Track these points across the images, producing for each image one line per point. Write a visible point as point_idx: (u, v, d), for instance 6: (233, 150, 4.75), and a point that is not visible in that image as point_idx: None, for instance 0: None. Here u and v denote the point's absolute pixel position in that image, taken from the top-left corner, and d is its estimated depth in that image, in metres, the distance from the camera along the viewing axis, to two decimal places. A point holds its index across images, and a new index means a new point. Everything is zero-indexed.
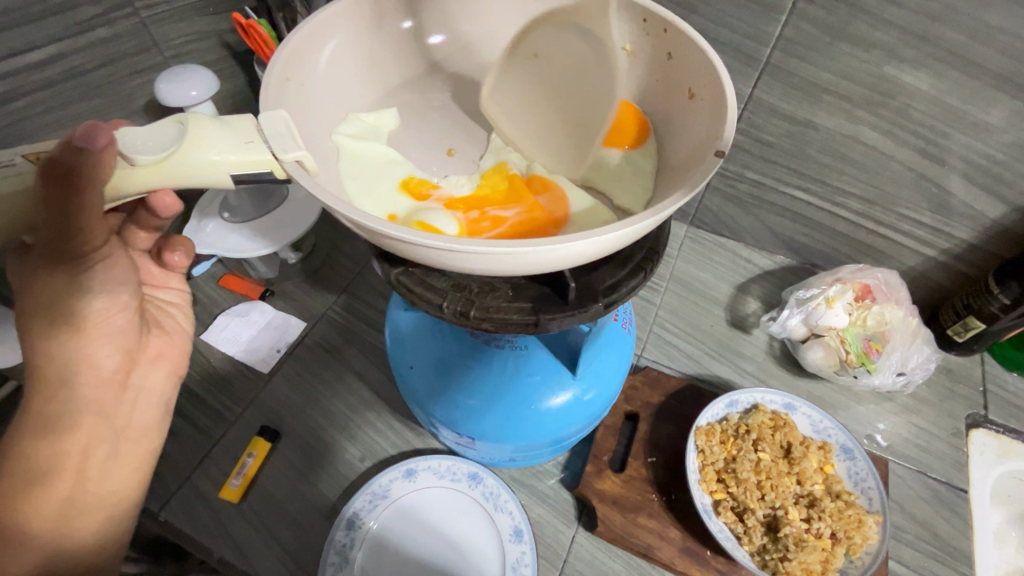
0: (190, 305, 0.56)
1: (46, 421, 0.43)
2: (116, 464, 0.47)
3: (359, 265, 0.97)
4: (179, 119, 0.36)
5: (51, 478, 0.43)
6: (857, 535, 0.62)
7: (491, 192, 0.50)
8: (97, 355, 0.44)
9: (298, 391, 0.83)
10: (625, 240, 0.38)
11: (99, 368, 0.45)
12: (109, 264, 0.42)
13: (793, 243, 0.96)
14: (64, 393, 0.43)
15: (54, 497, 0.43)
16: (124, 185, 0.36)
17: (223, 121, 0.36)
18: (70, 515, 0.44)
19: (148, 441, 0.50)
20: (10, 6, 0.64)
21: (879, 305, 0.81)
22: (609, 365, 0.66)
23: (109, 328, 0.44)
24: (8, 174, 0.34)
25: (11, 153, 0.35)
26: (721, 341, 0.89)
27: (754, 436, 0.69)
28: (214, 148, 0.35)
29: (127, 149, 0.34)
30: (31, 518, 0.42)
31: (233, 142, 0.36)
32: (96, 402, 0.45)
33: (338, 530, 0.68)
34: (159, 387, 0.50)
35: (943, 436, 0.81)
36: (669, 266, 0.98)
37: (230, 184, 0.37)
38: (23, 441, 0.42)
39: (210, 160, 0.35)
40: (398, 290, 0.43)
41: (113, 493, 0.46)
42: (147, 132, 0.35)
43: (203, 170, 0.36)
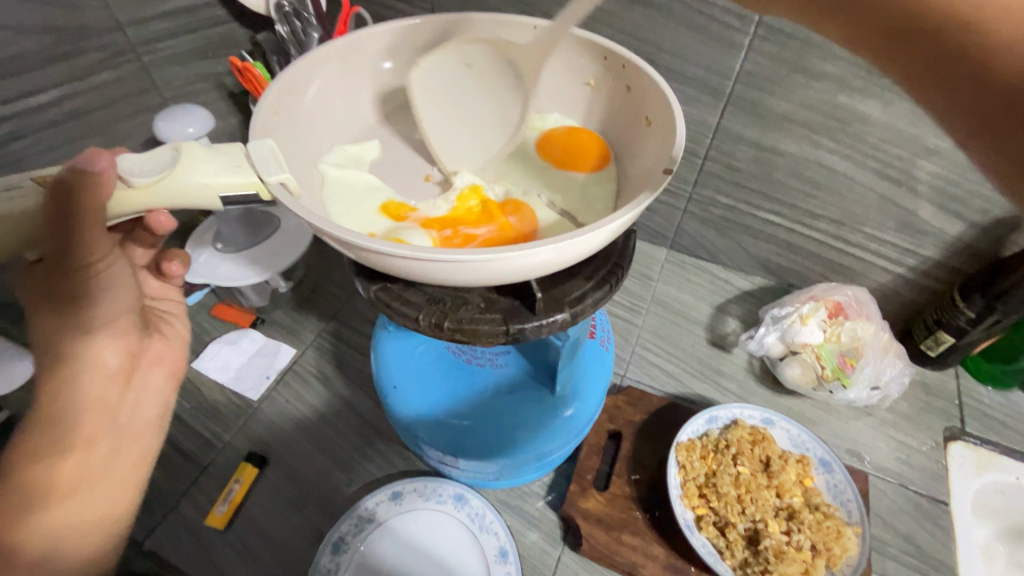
0: (185, 315, 0.59)
1: (51, 413, 0.43)
2: (118, 458, 0.47)
3: (349, 293, 0.99)
4: (175, 147, 0.39)
5: (57, 474, 0.43)
6: (837, 546, 0.63)
7: (464, 213, 0.53)
8: (102, 353, 0.46)
9: (287, 416, 0.84)
10: (585, 251, 0.41)
11: (104, 364, 0.46)
12: (112, 276, 0.44)
13: (769, 264, 0.99)
14: (72, 387, 0.44)
15: (58, 494, 0.43)
16: (120, 207, 0.39)
17: (214, 149, 0.40)
18: (70, 526, 0.43)
19: (148, 439, 0.50)
20: (19, 53, 0.68)
21: (852, 321, 0.84)
22: (588, 382, 0.68)
23: (114, 328, 0.46)
24: (13, 196, 0.38)
25: (21, 177, 0.39)
26: (702, 360, 0.91)
27: (733, 450, 0.70)
28: (203, 171, 0.38)
29: (124, 173, 0.37)
30: (37, 510, 0.42)
31: (222, 166, 0.39)
32: (100, 398, 0.46)
33: (324, 555, 0.68)
34: (158, 388, 0.52)
35: (922, 449, 0.82)
36: (650, 288, 1.01)
37: (218, 205, 0.40)
38: (29, 435, 0.43)
39: (199, 182, 0.38)
40: (376, 305, 0.45)
41: (117, 484, 0.47)
42: (144, 158, 0.39)
43: (193, 192, 0.39)
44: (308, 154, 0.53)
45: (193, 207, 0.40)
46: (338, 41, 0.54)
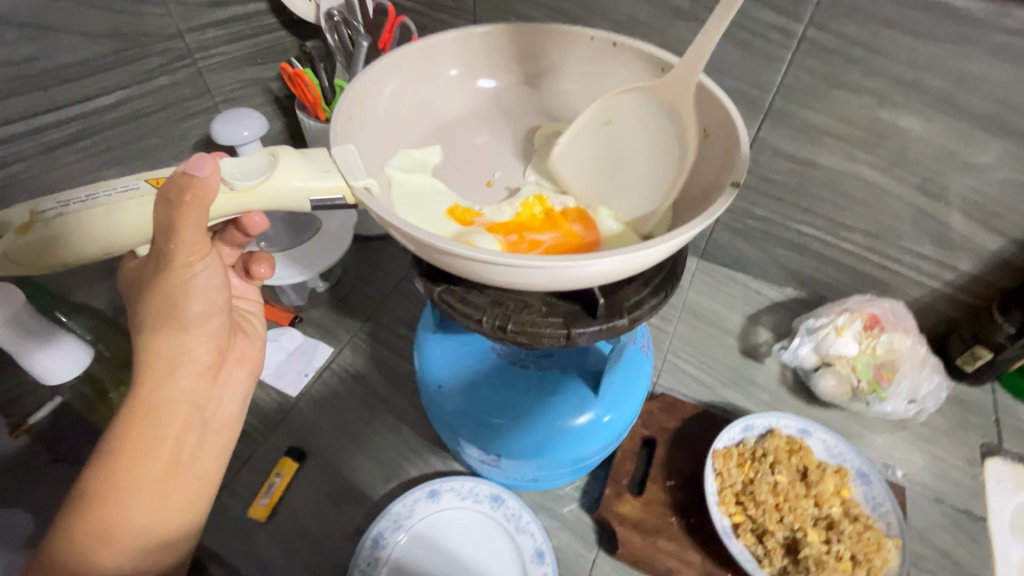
0: (263, 314, 0.62)
1: (147, 404, 0.45)
2: (202, 451, 0.48)
3: (384, 294, 1.01)
4: (270, 152, 0.41)
5: (151, 462, 0.44)
6: (877, 558, 0.63)
7: (529, 219, 0.55)
8: (195, 349, 0.48)
9: (326, 413, 0.86)
10: (645, 263, 0.42)
11: (195, 360, 0.48)
12: (208, 277, 0.46)
13: (801, 276, 0.99)
14: (168, 379, 0.46)
15: (153, 481, 0.44)
16: (223, 207, 0.41)
17: (304, 154, 0.42)
18: (157, 516, 0.44)
19: (229, 434, 0.51)
20: (88, 58, 0.72)
21: (888, 334, 0.84)
22: (630, 388, 0.68)
23: (207, 327, 0.49)
24: (130, 196, 0.41)
25: (135, 177, 0.42)
26: (734, 369, 0.92)
27: (770, 459, 0.71)
28: (296, 176, 0.40)
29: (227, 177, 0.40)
30: (129, 495, 0.43)
31: (313, 171, 0.41)
32: (192, 392, 0.48)
33: (363, 549, 0.70)
34: (240, 385, 0.53)
35: (958, 464, 0.82)
36: (681, 297, 1.02)
37: (307, 208, 0.42)
38: (126, 422, 0.45)
39: (293, 186, 0.40)
40: (439, 305, 0.47)
41: (200, 476, 0.47)
42: (242, 161, 0.40)
43: (288, 195, 0.41)
44: (377, 158, 0.54)
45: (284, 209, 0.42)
46: (406, 50, 0.56)
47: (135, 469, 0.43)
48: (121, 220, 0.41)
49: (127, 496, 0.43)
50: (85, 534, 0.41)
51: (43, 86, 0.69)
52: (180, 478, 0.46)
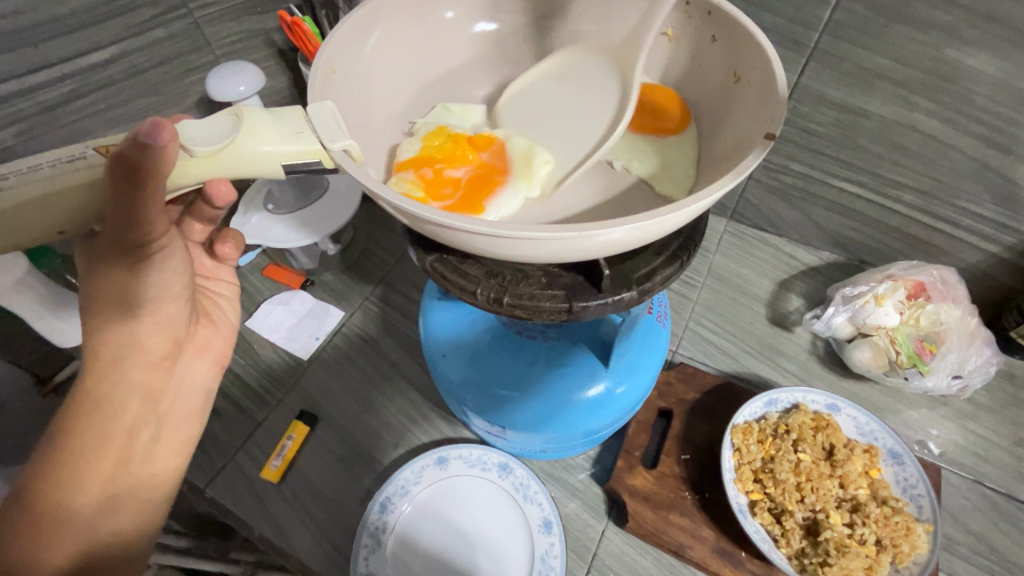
0: (238, 299, 0.59)
1: (94, 399, 0.45)
2: (157, 448, 0.48)
3: (396, 258, 0.99)
4: (235, 111, 0.37)
5: (97, 455, 0.44)
6: (905, 543, 0.59)
7: (436, 150, 0.50)
8: (147, 341, 0.47)
9: (337, 377, 0.85)
10: (661, 230, 0.37)
11: (147, 352, 0.47)
12: (167, 254, 0.44)
13: (841, 239, 0.92)
14: (114, 373, 0.46)
15: (99, 477, 0.44)
16: (183, 177, 0.37)
17: (275, 112, 0.38)
18: (110, 507, 0.44)
19: (188, 428, 0.51)
20: (78, 9, 0.68)
21: (934, 304, 0.77)
22: (642, 361, 0.65)
23: (161, 316, 0.47)
24: (81, 167, 0.38)
25: (84, 146, 0.39)
26: (762, 339, 0.86)
27: (794, 436, 0.66)
28: (266, 138, 0.37)
29: (187, 143, 0.36)
30: (76, 494, 0.43)
31: (284, 132, 0.37)
32: (143, 384, 0.47)
33: (372, 512, 0.70)
34: (203, 375, 0.53)
35: (1003, 444, 0.76)
36: (707, 261, 0.96)
37: (281, 174, 0.39)
38: (72, 418, 0.44)
39: (262, 150, 0.37)
40: (432, 276, 0.43)
41: (153, 475, 0.47)
42: (205, 124, 0.37)
43: (257, 160, 0.37)
44: (361, 111, 0.49)
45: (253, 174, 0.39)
46: None
47: (84, 465, 0.43)
48: (69, 193, 0.38)
49: (76, 488, 0.43)
50: (38, 527, 0.41)
51: (33, 41, 0.66)
52: (132, 471, 0.46)
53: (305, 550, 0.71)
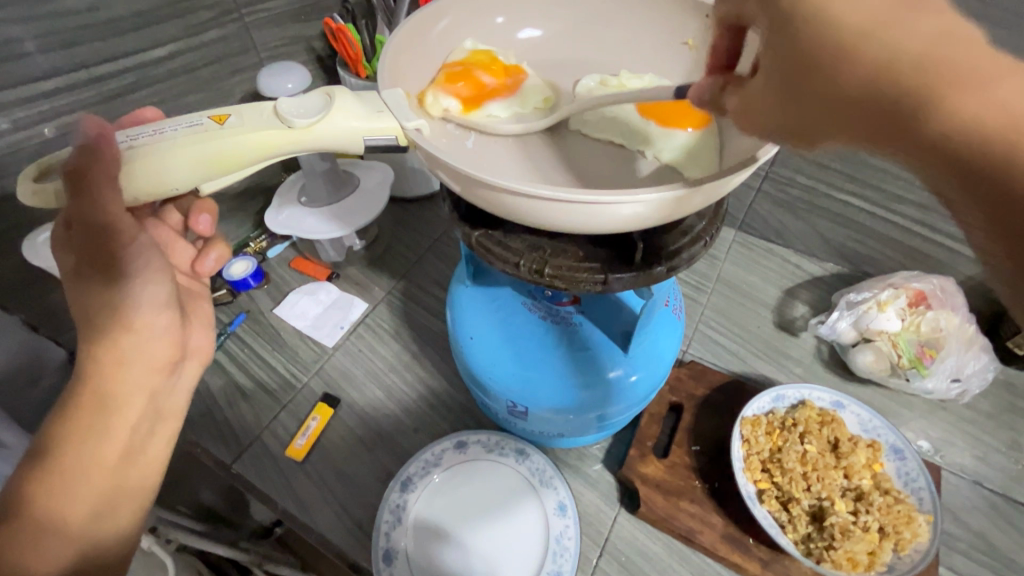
0: None
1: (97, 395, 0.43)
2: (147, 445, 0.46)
3: (418, 255, 1.04)
4: (326, 93, 0.45)
5: (100, 449, 0.42)
6: (907, 531, 0.62)
7: (477, 61, 0.58)
8: (145, 347, 0.45)
9: (360, 364, 0.89)
10: (683, 207, 0.41)
11: (146, 358, 0.45)
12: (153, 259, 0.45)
13: (844, 250, 0.97)
14: (120, 371, 0.44)
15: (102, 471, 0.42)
16: (283, 145, 0.44)
17: (359, 96, 0.45)
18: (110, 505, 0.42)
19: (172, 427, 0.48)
20: (145, 9, 0.74)
21: (934, 311, 0.81)
22: (660, 348, 0.68)
23: (156, 325, 0.46)
24: (197, 129, 0.42)
25: (200, 116, 0.43)
26: (768, 342, 0.90)
27: (801, 428, 0.70)
28: (353, 116, 0.44)
29: (288, 116, 0.43)
30: (72, 495, 0.40)
31: (368, 112, 0.44)
32: (145, 387, 0.45)
33: (393, 491, 0.72)
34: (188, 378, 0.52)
35: (1002, 448, 0.79)
36: (716, 268, 1.00)
37: (362, 149, 0.46)
38: (74, 411, 0.42)
39: (350, 125, 0.44)
40: (476, 249, 0.47)
41: (143, 476, 0.45)
42: (301, 101, 0.44)
43: (344, 134, 0.44)
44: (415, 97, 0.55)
45: (336, 148, 0.46)
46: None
47: (86, 452, 0.42)
48: (183, 150, 0.42)
49: (69, 497, 0.40)
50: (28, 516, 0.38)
51: (104, 36, 0.71)
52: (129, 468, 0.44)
53: (325, 525, 0.73)
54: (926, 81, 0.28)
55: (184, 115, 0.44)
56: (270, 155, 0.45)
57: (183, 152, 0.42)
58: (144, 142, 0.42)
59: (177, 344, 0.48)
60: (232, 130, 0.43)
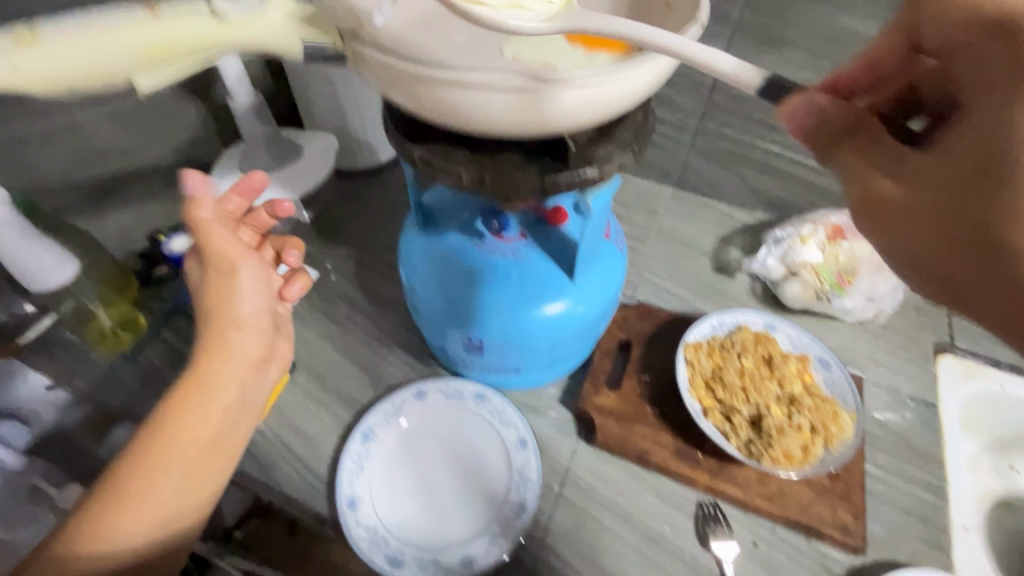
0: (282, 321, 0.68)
1: (201, 381, 0.52)
2: (234, 431, 0.54)
3: (368, 224, 1.04)
4: None
5: (193, 433, 0.50)
6: (833, 426, 0.68)
7: None
8: (247, 344, 0.57)
9: (314, 329, 0.88)
10: (608, 109, 0.45)
11: (248, 353, 0.57)
12: (247, 270, 0.59)
13: (771, 199, 1.04)
14: (225, 363, 0.54)
15: (187, 456, 0.49)
16: (218, 44, 0.49)
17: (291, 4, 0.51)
18: (189, 484, 0.49)
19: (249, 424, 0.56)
20: None
21: (850, 242, 0.90)
22: (606, 277, 0.71)
23: (258, 323, 0.59)
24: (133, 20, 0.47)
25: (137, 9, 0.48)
26: (707, 283, 0.96)
27: (738, 348, 0.75)
28: (283, 19, 0.50)
29: (222, 13, 0.48)
30: (158, 475, 0.47)
31: (298, 16, 0.50)
32: (241, 376, 0.55)
33: (354, 441, 0.72)
34: (269, 382, 0.61)
35: (915, 359, 0.87)
36: (657, 221, 1.06)
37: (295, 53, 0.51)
38: (178, 396, 0.51)
39: (278, 27, 0.49)
40: (421, 168, 0.50)
41: (221, 465, 0.52)
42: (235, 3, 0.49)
43: (275, 36, 0.50)
44: None
45: (270, 52, 0.51)
46: None
47: (179, 433, 0.49)
48: (124, 38, 0.46)
49: (150, 478, 0.47)
50: (126, 486, 0.46)
51: None
52: (207, 456, 0.51)
53: (286, 482, 0.72)
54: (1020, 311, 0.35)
55: (123, 12, 0.48)
56: (207, 55, 0.49)
57: (122, 40, 0.46)
58: (81, 32, 0.46)
59: (267, 345, 0.60)
60: (168, 23, 0.47)
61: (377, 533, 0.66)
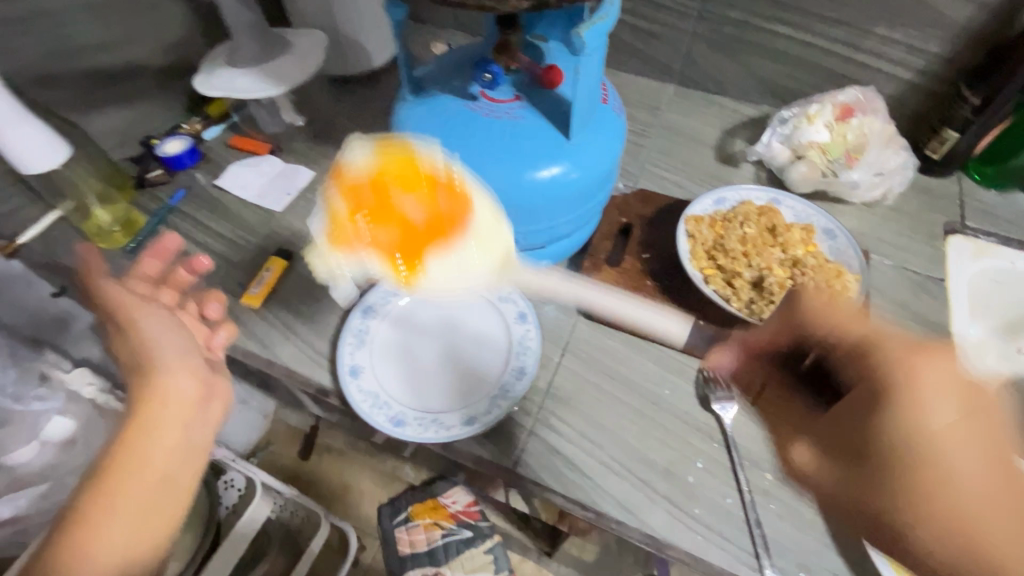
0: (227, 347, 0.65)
1: (140, 425, 0.51)
2: (181, 468, 0.53)
3: (361, 127, 1.02)
4: None
5: (140, 472, 0.50)
6: (837, 284, 0.67)
7: None
8: (178, 383, 0.54)
9: (311, 224, 0.88)
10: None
11: (180, 391, 0.53)
12: (150, 320, 0.56)
13: (777, 88, 0.99)
14: (158, 409, 0.52)
15: (135, 499, 0.49)
16: None
17: None
18: (142, 524, 0.49)
19: (197, 459, 0.54)
20: None
21: (859, 120, 0.86)
22: (604, 140, 0.69)
23: (185, 365, 0.55)
24: None
25: None
26: (710, 173, 0.94)
27: (740, 218, 0.74)
28: None
29: None
30: (105, 524, 0.48)
31: None
32: (178, 418, 0.53)
33: (354, 317, 0.73)
34: (217, 416, 0.57)
35: (923, 239, 0.85)
36: (658, 117, 1.03)
37: None
38: (117, 440, 0.51)
39: None
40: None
41: (171, 501, 0.52)
42: None
43: None
44: None
45: None
46: None
47: (125, 481, 0.49)
48: None
49: (97, 533, 0.47)
50: (74, 534, 0.47)
51: None
52: (154, 497, 0.50)
53: (289, 359, 0.73)
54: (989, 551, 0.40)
55: None
56: None
57: None
58: None
59: (203, 383, 0.55)
60: None
61: (379, 397, 0.67)
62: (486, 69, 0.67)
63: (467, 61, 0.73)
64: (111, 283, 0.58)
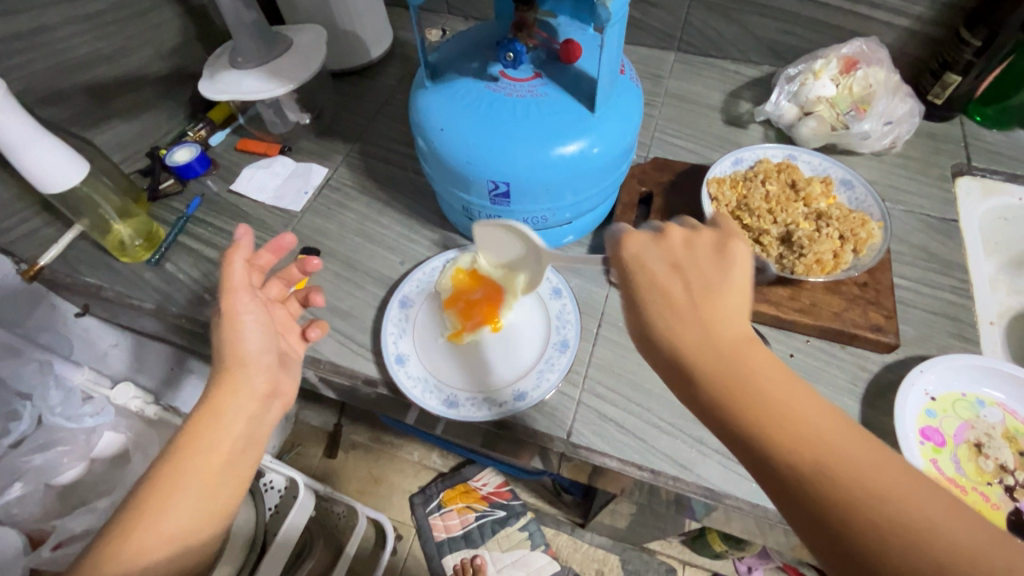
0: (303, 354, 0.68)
1: (213, 411, 0.54)
2: (246, 457, 0.54)
3: (367, 119, 1.01)
4: None
5: (210, 456, 0.52)
6: (862, 232, 0.69)
7: None
8: (252, 377, 0.57)
9: (332, 220, 0.88)
10: None
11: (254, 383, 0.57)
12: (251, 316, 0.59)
13: (778, 47, 1.00)
14: (234, 396, 0.55)
15: (204, 479, 0.51)
16: None
17: None
18: (206, 505, 0.50)
19: (259, 451, 0.56)
20: None
21: (864, 71, 0.88)
22: (626, 110, 0.70)
23: (261, 361, 0.59)
24: None
25: None
26: (720, 136, 0.95)
27: (761, 177, 0.75)
28: None
29: None
30: (178, 501, 0.49)
31: None
32: (247, 408, 0.55)
33: (392, 307, 0.74)
34: (276, 416, 0.59)
35: (933, 182, 0.87)
36: (662, 85, 1.03)
37: None
38: (190, 425, 0.53)
39: None
40: None
41: (234, 484, 0.53)
42: None
43: None
44: None
45: None
46: None
47: (193, 463, 0.51)
48: None
49: (172, 509, 0.48)
50: (148, 508, 0.48)
51: None
52: (221, 479, 0.52)
53: (331, 353, 0.74)
54: (779, 410, 0.39)
55: None
56: None
57: None
58: None
59: (273, 381, 0.59)
60: None
61: (427, 381, 0.68)
62: (508, 48, 0.67)
63: (482, 45, 0.73)
64: (243, 264, 0.59)
